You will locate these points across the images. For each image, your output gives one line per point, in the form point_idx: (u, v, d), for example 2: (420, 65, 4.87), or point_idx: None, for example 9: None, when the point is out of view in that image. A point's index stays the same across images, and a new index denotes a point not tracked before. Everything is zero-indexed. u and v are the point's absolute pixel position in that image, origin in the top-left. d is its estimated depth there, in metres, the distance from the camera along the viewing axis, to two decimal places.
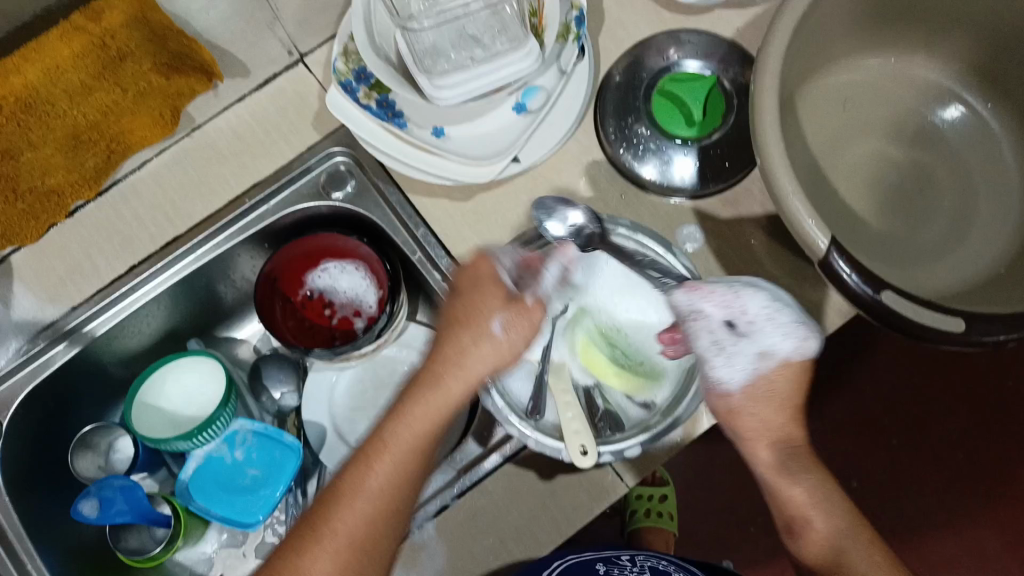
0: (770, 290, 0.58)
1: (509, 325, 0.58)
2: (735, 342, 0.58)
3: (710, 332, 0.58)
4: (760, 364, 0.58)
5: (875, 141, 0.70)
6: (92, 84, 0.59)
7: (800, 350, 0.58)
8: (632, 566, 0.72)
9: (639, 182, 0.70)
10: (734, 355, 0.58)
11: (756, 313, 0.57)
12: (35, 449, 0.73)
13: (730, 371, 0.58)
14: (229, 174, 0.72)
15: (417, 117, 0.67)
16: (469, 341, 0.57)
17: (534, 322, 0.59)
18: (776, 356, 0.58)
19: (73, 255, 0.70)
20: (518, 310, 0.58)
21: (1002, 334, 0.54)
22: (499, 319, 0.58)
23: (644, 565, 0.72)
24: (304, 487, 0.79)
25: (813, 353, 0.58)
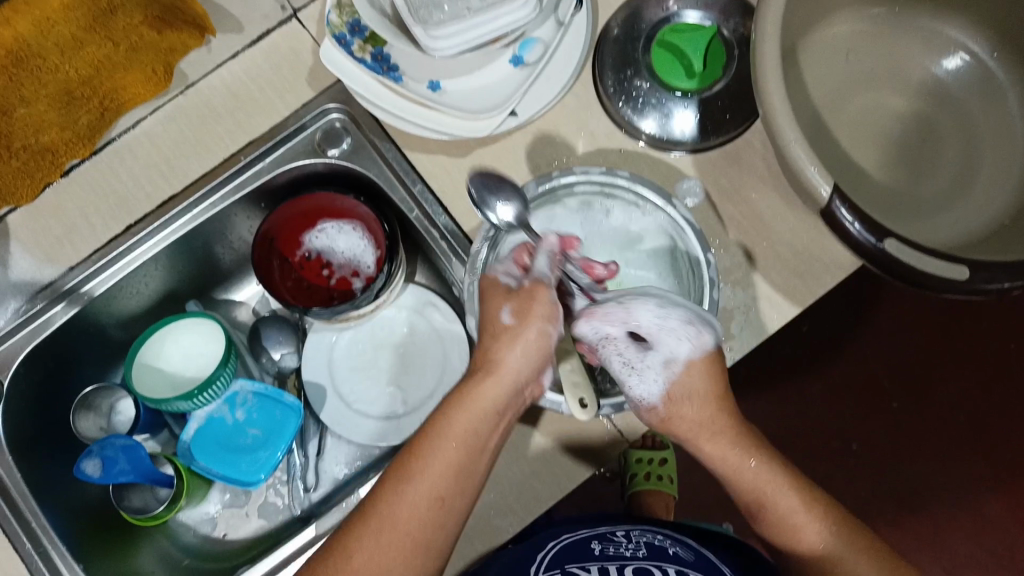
0: (658, 295, 0.58)
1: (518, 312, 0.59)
2: (642, 355, 0.58)
3: (619, 353, 0.58)
4: (669, 372, 0.58)
5: (879, 92, 0.70)
6: (83, 37, 0.60)
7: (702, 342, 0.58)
8: (628, 542, 0.68)
9: (638, 135, 0.68)
10: (644, 368, 0.58)
11: (652, 321, 0.57)
12: (37, 410, 0.74)
13: (647, 386, 0.58)
14: (225, 133, 0.70)
15: (412, 70, 0.66)
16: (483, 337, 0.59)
17: (543, 299, 0.59)
18: (681, 360, 0.58)
19: (71, 217, 0.70)
20: (523, 294, 0.59)
21: (1004, 282, 0.56)
22: (509, 309, 0.59)
23: (640, 540, 0.69)
24: (306, 448, 0.79)
25: (713, 343, 0.58)
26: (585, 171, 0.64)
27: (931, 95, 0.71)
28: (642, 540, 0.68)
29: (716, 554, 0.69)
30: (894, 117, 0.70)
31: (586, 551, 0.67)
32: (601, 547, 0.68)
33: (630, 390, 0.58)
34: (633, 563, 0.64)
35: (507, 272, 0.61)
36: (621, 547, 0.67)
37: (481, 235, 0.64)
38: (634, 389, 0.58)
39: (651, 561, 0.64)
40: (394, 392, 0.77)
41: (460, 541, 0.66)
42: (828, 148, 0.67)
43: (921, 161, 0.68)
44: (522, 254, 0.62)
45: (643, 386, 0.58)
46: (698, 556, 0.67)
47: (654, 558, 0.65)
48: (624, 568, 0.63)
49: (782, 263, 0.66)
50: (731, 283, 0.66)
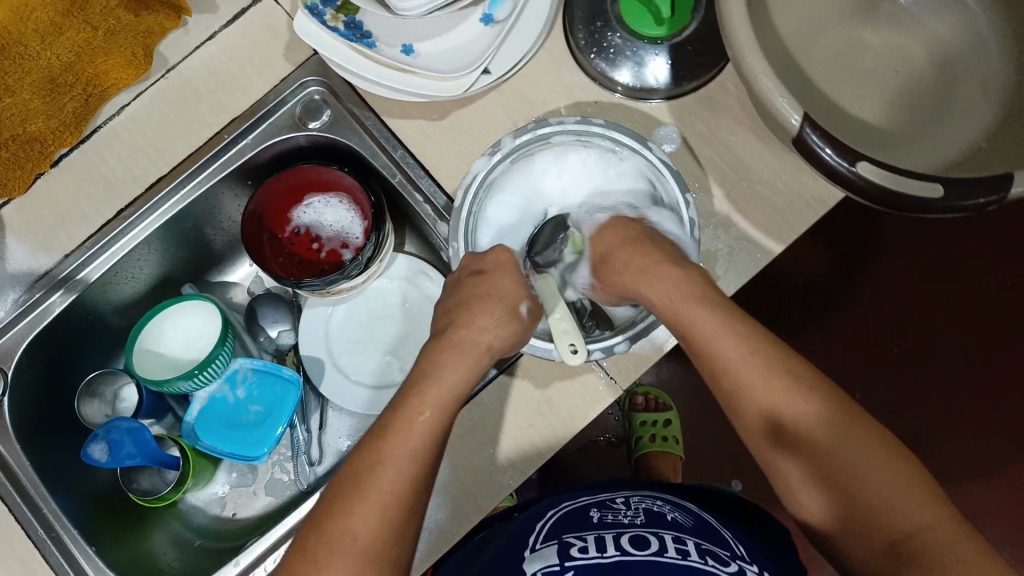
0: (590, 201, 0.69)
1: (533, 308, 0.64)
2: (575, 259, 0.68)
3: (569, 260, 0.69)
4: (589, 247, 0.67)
5: (849, 26, 0.70)
6: (62, 22, 0.65)
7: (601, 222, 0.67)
8: (628, 509, 0.66)
9: (613, 87, 0.69)
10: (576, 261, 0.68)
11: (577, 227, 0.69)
12: (42, 399, 0.75)
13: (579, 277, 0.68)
14: (206, 111, 0.72)
15: (386, 36, 0.67)
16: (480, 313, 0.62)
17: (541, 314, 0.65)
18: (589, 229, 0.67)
19: (62, 204, 0.71)
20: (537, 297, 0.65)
21: (981, 196, 0.55)
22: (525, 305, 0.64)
23: (639, 508, 0.66)
24: (309, 422, 0.80)
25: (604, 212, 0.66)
26: (559, 121, 0.66)
27: (900, 27, 0.71)
28: (641, 507, 0.65)
29: (718, 519, 0.65)
30: (864, 51, 0.70)
31: (584, 520, 0.64)
32: (599, 515, 0.65)
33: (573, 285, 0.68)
34: (631, 530, 0.61)
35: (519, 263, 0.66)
36: (620, 515, 0.64)
37: (464, 188, 0.66)
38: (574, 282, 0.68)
39: (649, 528, 0.60)
40: (391, 361, 0.78)
41: (463, 497, 0.66)
42: (802, 84, 0.68)
43: (895, 92, 0.69)
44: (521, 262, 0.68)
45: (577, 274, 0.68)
46: (699, 522, 0.63)
47: (653, 524, 0.61)
48: (621, 536, 0.60)
49: (764, 202, 0.67)
50: (714, 225, 0.67)
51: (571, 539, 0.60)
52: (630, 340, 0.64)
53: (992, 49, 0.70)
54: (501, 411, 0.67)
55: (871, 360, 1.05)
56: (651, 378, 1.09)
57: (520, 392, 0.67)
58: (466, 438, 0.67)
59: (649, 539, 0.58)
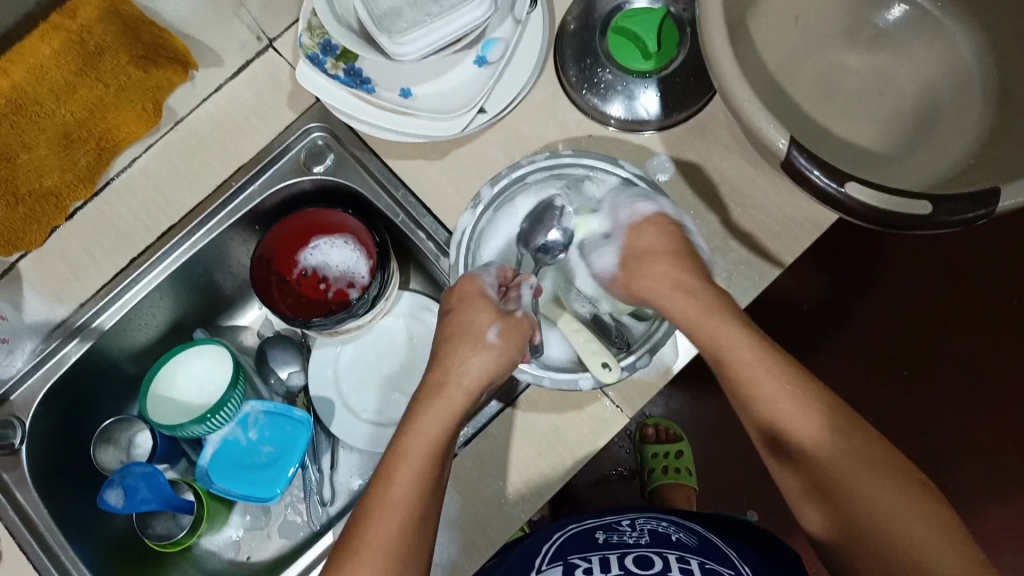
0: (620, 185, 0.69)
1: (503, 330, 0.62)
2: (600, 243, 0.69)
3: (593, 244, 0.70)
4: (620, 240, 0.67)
5: (835, 51, 0.72)
6: (76, 81, 0.64)
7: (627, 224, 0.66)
8: (633, 531, 0.67)
9: (607, 121, 0.71)
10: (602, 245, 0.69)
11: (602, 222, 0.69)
12: (59, 447, 0.76)
13: (601, 261, 0.68)
14: (214, 160, 0.75)
15: (384, 81, 0.69)
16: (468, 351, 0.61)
17: (525, 330, 0.63)
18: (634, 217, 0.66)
19: (77, 255, 0.73)
20: (510, 318, 0.62)
21: (969, 211, 0.55)
22: (496, 328, 0.62)
23: (644, 527, 0.67)
24: (320, 462, 0.80)
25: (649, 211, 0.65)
26: (532, 162, 0.68)
27: (884, 50, 0.73)
28: (646, 528, 0.66)
29: (722, 538, 0.66)
30: (851, 75, 0.71)
31: (589, 541, 0.66)
32: (605, 537, 0.67)
33: (594, 270, 0.69)
34: (635, 550, 0.63)
35: (494, 285, 0.65)
36: (624, 536, 0.66)
37: (457, 238, 0.67)
38: (597, 265, 0.69)
39: (652, 547, 0.63)
40: (400, 398, 0.79)
41: (474, 531, 0.66)
42: (791, 111, 0.69)
43: (884, 113, 0.70)
44: (505, 273, 0.67)
45: (603, 259, 0.68)
46: (703, 540, 0.65)
47: (656, 543, 0.63)
48: (625, 557, 0.61)
49: (759, 227, 0.68)
50: (711, 250, 0.68)
51: (575, 561, 0.63)
52: (647, 353, 0.65)
53: (973, 70, 0.72)
54: (510, 443, 0.67)
55: (885, 381, 1.03)
56: (661, 409, 1.08)
57: (527, 423, 0.68)
58: (476, 471, 0.67)
59: (651, 559, 0.60)
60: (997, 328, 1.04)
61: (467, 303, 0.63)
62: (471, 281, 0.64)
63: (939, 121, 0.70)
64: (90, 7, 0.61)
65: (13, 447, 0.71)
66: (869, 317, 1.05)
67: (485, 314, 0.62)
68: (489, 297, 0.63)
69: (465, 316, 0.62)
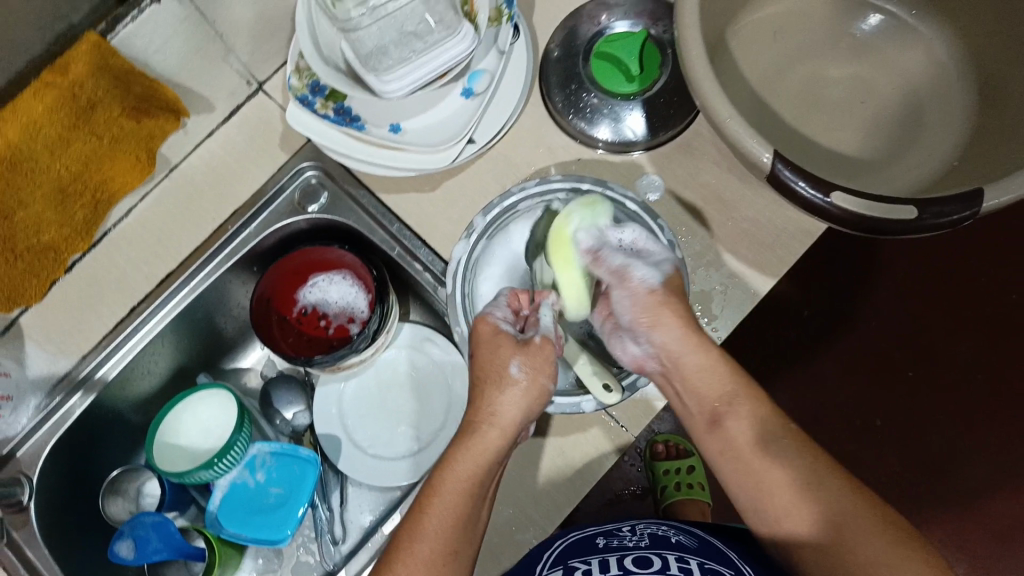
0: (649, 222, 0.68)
1: (526, 364, 0.59)
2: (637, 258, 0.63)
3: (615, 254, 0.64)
4: (662, 267, 0.63)
5: (813, 63, 0.73)
6: (69, 135, 0.63)
7: (671, 264, 0.64)
8: (633, 536, 0.66)
9: (595, 144, 0.72)
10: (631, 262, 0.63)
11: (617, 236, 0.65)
12: (69, 500, 0.76)
13: (645, 271, 0.62)
14: (209, 205, 0.76)
15: (373, 117, 0.70)
16: (497, 395, 0.58)
17: (549, 357, 0.60)
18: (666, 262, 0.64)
19: (78, 308, 0.74)
20: (530, 349, 0.60)
21: (954, 213, 0.56)
22: (517, 362, 0.59)
23: (644, 531, 0.66)
24: (330, 501, 0.80)
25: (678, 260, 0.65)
26: (522, 189, 0.70)
27: (861, 59, 0.74)
28: (645, 532, 0.66)
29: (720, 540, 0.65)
30: (830, 86, 0.73)
31: (587, 543, 0.65)
32: (604, 541, 0.65)
33: (627, 275, 0.62)
34: (635, 552, 0.62)
35: (507, 319, 0.63)
36: (625, 540, 0.65)
37: (453, 272, 0.68)
38: (638, 273, 0.62)
39: (653, 550, 0.62)
40: (404, 431, 0.79)
41: (485, 557, 0.66)
42: (774, 124, 0.71)
43: (865, 122, 0.71)
44: (515, 301, 0.65)
45: (645, 270, 0.62)
46: (704, 542, 0.64)
47: (656, 546, 0.63)
48: (625, 558, 0.61)
49: (752, 238, 0.69)
50: (706, 264, 0.69)
51: (574, 562, 0.61)
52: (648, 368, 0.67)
53: (951, 72, 0.73)
54: (518, 467, 0.68)
55: (889, 384, 1.03)
56: (669, 425, 1.07)
57: (533, 446, 0.68)
58: None
59: (652, 560, 0.60)
60: (995, 326, 1.04)
61: (485, 344, 0.61)
62: (484, 320, 0.62)
63: (920, 127, 0.71)
64: (82, 62, 0.59)
65: (20, 504, 0.71)
66: (869, 322, 1.05)
67: (505, 351, 0.60)
68: (507, 332, 0.61)
69: (486, 357, 0.60)
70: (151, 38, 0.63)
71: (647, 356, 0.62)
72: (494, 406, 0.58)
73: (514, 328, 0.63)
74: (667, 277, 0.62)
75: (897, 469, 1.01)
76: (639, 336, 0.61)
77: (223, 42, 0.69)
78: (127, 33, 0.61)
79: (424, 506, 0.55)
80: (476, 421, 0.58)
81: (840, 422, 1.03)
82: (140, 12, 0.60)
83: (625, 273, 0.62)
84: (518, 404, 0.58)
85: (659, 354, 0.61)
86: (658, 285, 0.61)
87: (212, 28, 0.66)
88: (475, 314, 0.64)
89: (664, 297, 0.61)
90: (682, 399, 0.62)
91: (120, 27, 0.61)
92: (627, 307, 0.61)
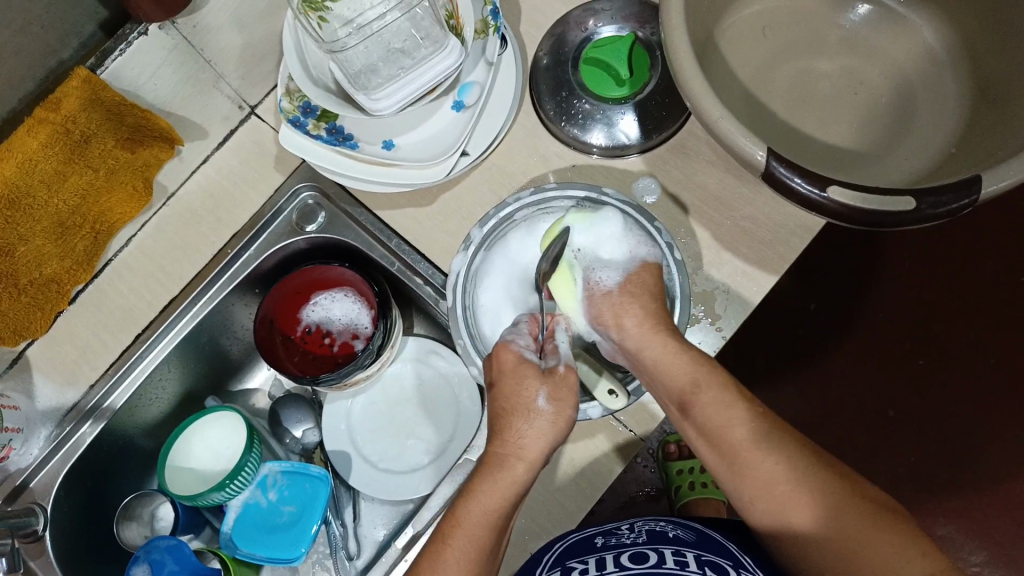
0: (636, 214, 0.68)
1: (551, 396, 0.60)
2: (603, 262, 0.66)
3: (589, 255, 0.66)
4: (628, 266, 0.65)
5: (802, 57, 0.73)
6: (65, 169, 0.64)
7: (639, 259, 0.66)
8: (631, 533, 0.67)
9: (589, 150, 0.72)
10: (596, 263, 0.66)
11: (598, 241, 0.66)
12: (85, 529, 0.77)
13: (605, 274, 0.65)
14: (208, 231, 0.77)
15: (366, 135, 0.71)
16: (521, 423, 0.59)
17: (573, 386, 0.61)
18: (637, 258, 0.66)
19: (83, 338, 0.75)
20: (554, 378, 0.60)
21: (952, 202, 0.56)
22: (544, 394, 0.60)
23: (643, 528, 0.68)
24: (343, 517, 0.80)
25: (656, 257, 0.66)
26: (518, 199, 0.70)
27: (850, 50, 0.74)
28: (643, 529, 0.67)
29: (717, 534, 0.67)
30: (822, 79, 0.72)
31: (586, 542, 0.65)
32: (603, 539, 0.66)
33: (589, 279, 0.65)
34: (632, 548, 0.64)
35: (529, 347, 0.64)
36: (623, 537, 0.67)
37: (453, 286, 0.69)
38: (599, 277, 0.65)
39: (650, 544, 0.64)
40: (414, 444, 0.79)
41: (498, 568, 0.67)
42: (767, 122, 0.70)
43: (858, 114, 0.71)
44: (534, 326, 0.66)
45: (606, 272, 0.65)
46: (702, 536, 0.67)
47: (654, 540, 0.65)
48: (622, 555, 0.63)
49: (751, 237, 0.69)
50: (705, 265, 0.69)
51: (572, 562, 0.62)
52: None
53: (942, 58, 0.73)
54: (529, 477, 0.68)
55: (899, 372, 1.03)
56: None
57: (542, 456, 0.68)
58: None
59: (649, 555, 0.62)
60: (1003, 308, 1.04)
61: (509, 373, 0.61)
62: (507, 349, 0.62)
63: (915, 116, 0.71)
64: (73, 97, 0.60)
65: (37, 533, 0.71)
66: (874, 310, 1.05)
67: (530, 381, 0.60)
68: (530, 361, 0.62)
69: (512, 386, 0.60)
70: (142, 69, 0.64)
71: (614, 349, 0.66)
72: (522, 439, 0.58)
73: (535, 354, 0.63)
74: (627, 276, 0.65)
75: (911, 458, 1.01)
76: (602, 333, 0.65)
77: (212, 69, 0.69)
78: (117, 67, 0.62)
79: (448, 536, 0.57)
80: (507, 455, 0.58)
81: (852, 413, 1.02)
82: (128, 44, 0.61)
83: (587, 277, 0.66)
84: (547, 436, 0.59)
85: (620, 348, 0.65)
86: (614, 287, 0.64)
87: (200, 55, 0.67)
88: (497, 341, 0.64)
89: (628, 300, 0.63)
90: (651, 387, 0.63)
91: (109, 62, 0.61)
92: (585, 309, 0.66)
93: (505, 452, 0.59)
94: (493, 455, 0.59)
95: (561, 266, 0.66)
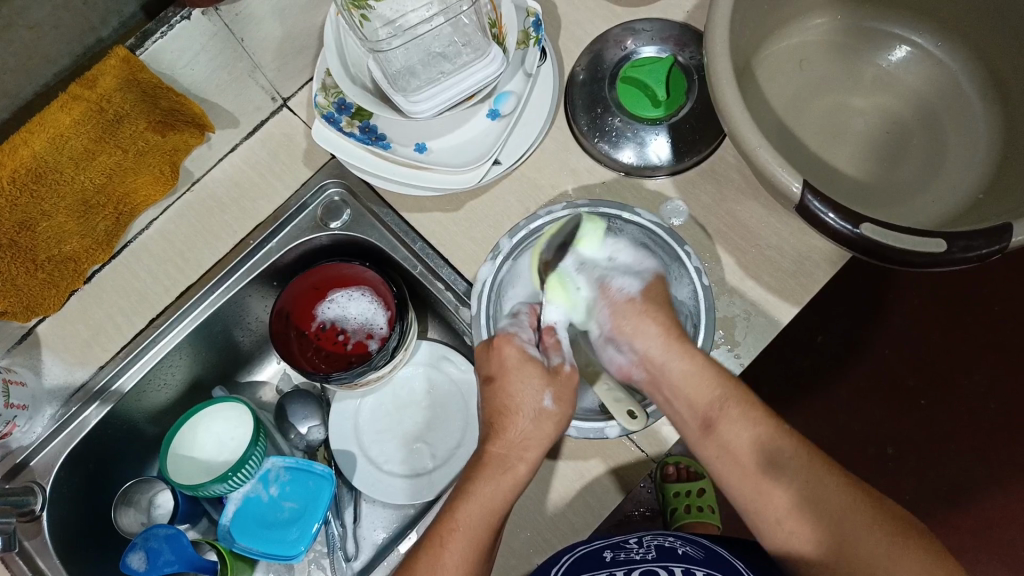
0: (646, 220, 0.69)
1: (557, 397, 0.61)
2: (615, 268, 0.67)
3: (595, 268, 0.67)
4: (627, 283, 0.66)
5: (835, 94, 0.74)
6: (95, 148, 0.64)
7: (651, 270, 0.67)
8: (640, 549, 0.68)
9: (618, 168, 0.72)
10: (612, 270, 0.67)
11: (605, 252, 0.68)
12: (83, 512, 0.76)
13: (624, 281, 0.66)
14: (231, 220, 0.76)
15: (399, 137, 0.70)
16: (534, 428, 0.59)
17: (574, 385, 0.63)
18: (639, 278, 0.66)
19: (96, 319, 0.74)
20: (560, 380, 0.62)
21: (983, 247, 0.54)
22: (549, 395, 0.61)
23: (650, 544, 0.69)
24: (344, 517, 0.79)
25: (656, 269, 0.67)
26: (549, 211, 0.70)
27: (882, 89, 0.74)
28: (652, 544, 0.69)
29: (729, 550, 0.69)
30: (855, 115, 0.73)
31: (595, 555, 0.66)
32: (613, 553, 0.67)
33: (608, 286, 0.66)
34: (642, 566, 0.66)
35: (531, 341, 0.64)
36: (632, 552, 0.68)
37: (478, 292, 0.69)
38: (618, 284, 0.66)
39: (659, 562, 0.66)
40: (421, 448, 0.79)
41: None
42: (797, 153, 0.71)
43: (888, 154, 0.71)
44: (532, 319, 0.66)
45: (625, 280, 0.66)
46: (710, 552, 0.68)
47: (663, 558, 0.66)
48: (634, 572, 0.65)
49: (775, 266, 0.69)
50: (728, 291, 0.69)
51: None
52: None
53: (975, 103, 0.73)
54: (538, 491, 0.68)
55: (899, 410, 1.03)
56: (681, 447, 1.03)
57: (556, 471, 0.67)
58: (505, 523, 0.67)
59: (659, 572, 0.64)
60: (1006, 353, 1.04)
61: (513, 370, 0.62)
62: (510, 343, 0.62)
63: (943, 160, 0.71)
64: (111, 76, 0.60)
65: (34, 513, 0.70)
66: (879, 345, 1.06)
67: (534, 381, 0.61)
68: (535, 359, 0.62)
69: (516, 389, 0.61)
70: (180, 53, 0.63)
71: (631, 363, 0.66)
72: (526, 436, 0.60)
73: (537, 349, 0.64)
74: (646, 286, 0.66)
75: (908, 496, 1.00)
76: (620, 344, 0.66)
77: (249, 58, 0.69)
78: (156, 49, 0.61)
79: (445, 539, 0.57)
80: (508, 455, 0.59)
81: (850, 447, 1.02)
82: (170, 27, 0.61)
83: (605, 284, 0.67)
84: (546, 434, 0.60)
85: (642, 361, 0.65)
86: (637, 293, 0.65)
87: (240, 43, 0.67)
88: (499, 332, 0.64)
89: (635, 304, 0.65)
90: (671, 403, 0.63)
91: (150, 43, 0.61)
92: (607, 318, 0.66)
93: (506, 453, 0.59)
94: (491, 456, 0.60)
95: (555, 274, 0.67)
